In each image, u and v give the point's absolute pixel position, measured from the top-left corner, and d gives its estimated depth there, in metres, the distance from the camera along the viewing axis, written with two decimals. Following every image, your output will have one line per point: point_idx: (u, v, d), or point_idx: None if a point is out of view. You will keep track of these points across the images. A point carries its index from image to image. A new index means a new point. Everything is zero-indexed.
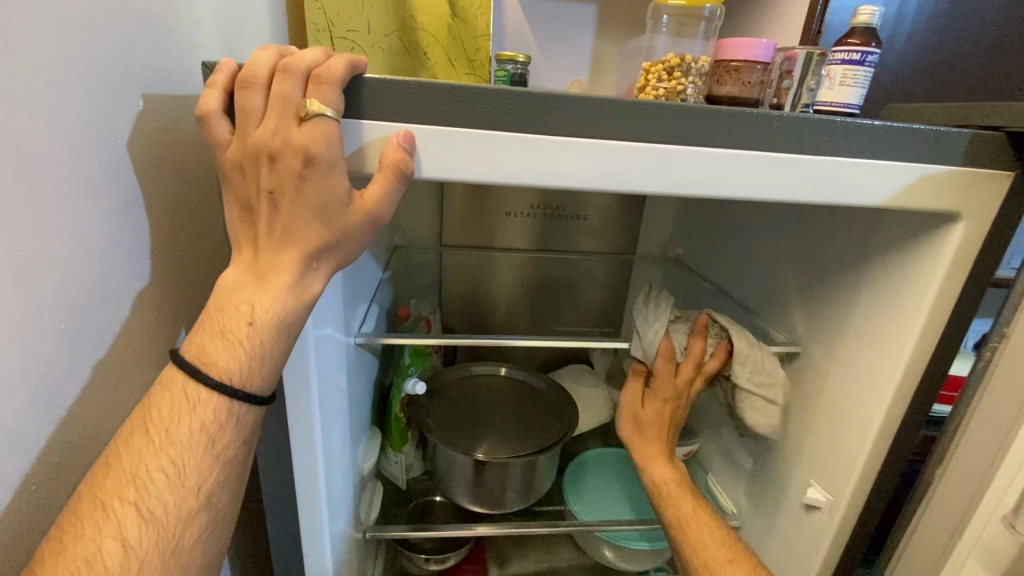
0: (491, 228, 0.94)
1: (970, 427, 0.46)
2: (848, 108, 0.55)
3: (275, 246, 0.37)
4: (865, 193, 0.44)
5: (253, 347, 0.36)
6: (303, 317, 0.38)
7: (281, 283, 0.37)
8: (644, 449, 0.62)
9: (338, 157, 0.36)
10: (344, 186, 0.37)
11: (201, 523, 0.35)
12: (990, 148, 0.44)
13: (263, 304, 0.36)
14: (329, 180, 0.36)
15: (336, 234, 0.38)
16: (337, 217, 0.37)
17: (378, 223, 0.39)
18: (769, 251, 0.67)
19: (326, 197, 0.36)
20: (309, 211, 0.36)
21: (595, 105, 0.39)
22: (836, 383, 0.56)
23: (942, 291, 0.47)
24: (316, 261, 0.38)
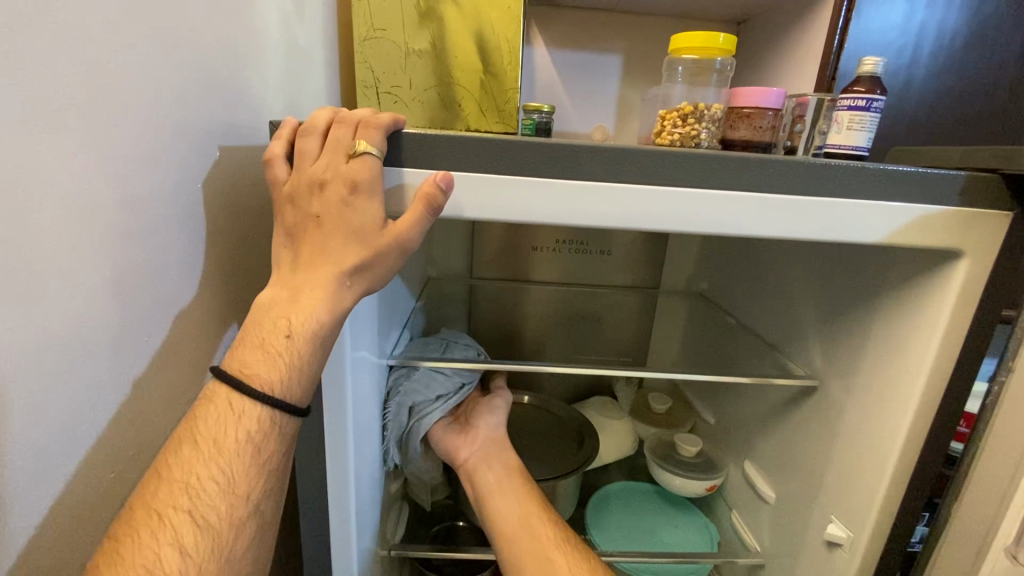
0: (520, 263, 0.99)
1: None
2: (857, 151, 0.58)
3: (314, 264, 0.41)
4: (867, 231, 0.46)
5: (295, 357, 0.40)
6: (336, 329, 0.42)
7: (317, 298, 0.40)
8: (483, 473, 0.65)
9: (375, 187, 0.41)
10: (378, 213, 0.42)
11: (249, 529, 0.39)
12: (987, 189, 0.46)
13: (298, 318, 0.40)
14: (363, 206, 0.41)
15: (370, 252, 0.42)
16: (371, 240, 0.41)
17: (408, 248, 0.43)
18: (787, 285, 0.69)
19: (364, 219, 0.41)
20: (346, 233, 0.41)
21: (605, 152, 0.44)
22: (853, 416, 0.57)
23: (951, 326, 0.48)
24: (351, 279, 0.42)
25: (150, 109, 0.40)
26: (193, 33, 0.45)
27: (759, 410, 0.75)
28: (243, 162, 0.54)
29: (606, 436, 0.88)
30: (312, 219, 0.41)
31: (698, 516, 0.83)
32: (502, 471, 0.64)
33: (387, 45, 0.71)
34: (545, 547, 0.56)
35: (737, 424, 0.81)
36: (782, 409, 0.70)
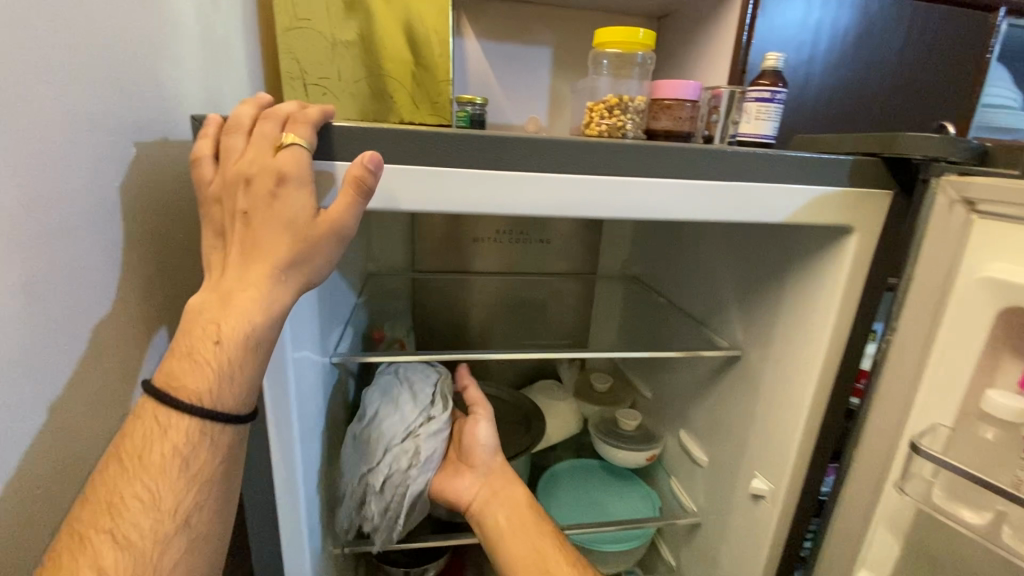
0: (461, 254, 1.00)
1: (870, 425, 0.51)
2: (765, 138, 0.63)
3: (246, 264, 0.40)
4: (775, 211, 0.51)
5: (223, 365, 0.39)
6: (270, 333, 0.41)
7: (247, 298, 0.39)
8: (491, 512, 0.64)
9: (303, 176, 0.40)
10: (309, 204, 0.41)
11: (181, 543, 0.38)
12: (871, 167, 0.51)
13: (229, 322, 0.39)
14: (291, 198, 0.40)
15: (304, 244, 0.41)
16: (304, 232, 0.41)
17: (344, 237, 0.42)
18: (710, 264, 0.74)
19: (295, 211, 0.40)
20: (279, 226, 0.40)
21: (537, 142, 0.46)
22: (770, 380, 0.63)
23: (846, 293, 0.54)
24: (285, 275, 0.41)
25: (54, 102, 0.37)
26: (98, 22, 0.42)
27: (691, 382, 0.81)
28: (162, 158, 0.51)
29: (553, 417, 0.91)
30: (241, 217, 0.40)
31: (640, 485, 0.88)
32: (506, 503, 0.64)
33: (313, 36, 0.69)
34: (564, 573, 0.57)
35: (672, 396, 0.87)
36: (710, 378, 0.76)
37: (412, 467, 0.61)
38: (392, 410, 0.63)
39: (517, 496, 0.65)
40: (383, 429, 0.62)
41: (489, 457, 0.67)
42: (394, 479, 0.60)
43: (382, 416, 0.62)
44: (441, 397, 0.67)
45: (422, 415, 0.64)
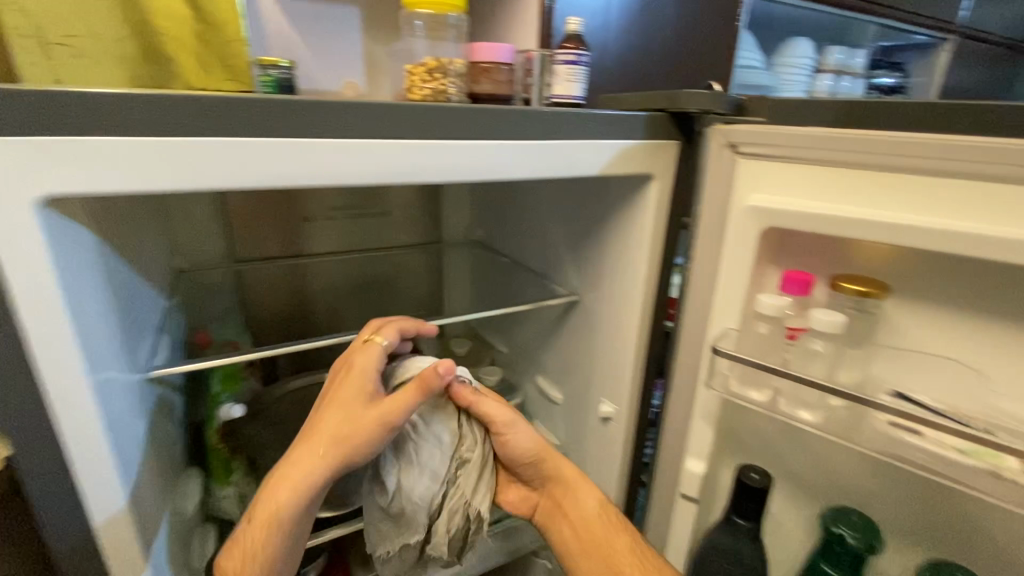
0: (290, 238, 0.91)
1: (682, 341, 0.60)
2: (575, 99, 0.68)
3: (303, 440, 0.50)
4: (590, 165, 0.56)
5: (265, 532, 0.48)
6: (300, 502, 0.48)
7: (289, 474, 0.48)
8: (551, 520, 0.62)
9: (376, 372, 0.53)
10: (366, 388, 0.51)
11: None
12: (660, 124, 0.58)
13: (270, 495, 0.48)
14: (365, 380, 0.52)
15: (349, 428, 0.49)
16: (354, 420, 0.49)
17: (386, 420, 0.49)
18: (543, 220, 0.80)
19: (351, 400, 0.51)
20: (335, 410, 0.50)
21: (356, 107, 0.44)
22: (604, 317, 0.71)
23: (653, 233, 0.62)
24: (327, 451, 0.48)
25: None
26: None
27: (540, 331, 0.87)
28: None
29: None
30: (326, 398, 0.52)
31: None
32: (563, 503, 0.62)
33: None
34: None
35: (526, 348, 0.93)
36: (555, 325, 0.83)
37: (466, 520, 0.54)
38: (415, 470, 0.52)
39: (573, 492, 0.62)
40: (422, 497, 0.52)
41: (530, 463, 0.61)
42: (456, 535, 0.54)
43: (411, 483, 0.52)
44: (467, 429, 0.55)
45: (453, 461, 0.54)
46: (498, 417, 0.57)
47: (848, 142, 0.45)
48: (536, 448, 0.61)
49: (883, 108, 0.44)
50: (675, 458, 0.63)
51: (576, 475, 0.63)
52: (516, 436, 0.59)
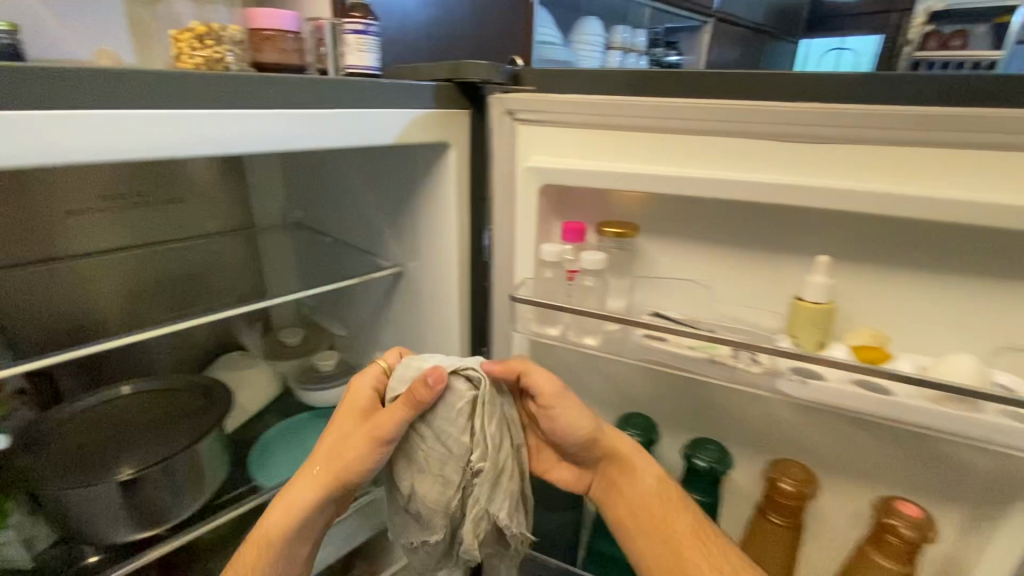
0: (57, 236, 0.78)
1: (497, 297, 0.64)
2: (370, 69, 0.68)
3: (305, 464, 0.55)
4: (383, 134, 0.57)
5: (263, 555, 0.54)
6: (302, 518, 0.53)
7: (291, 497, 0.54)
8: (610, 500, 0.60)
9: (370, 393, 0.55)
10: (361, 408, 0.54)
11: None
12: (449, 95, 0.62)
13: (271, 519, 0.54)
14: (360, 400, 0.54)
15: (341, 453, 0.52)
16: (351, 445, 0.52)
17: (379, 440, 0.51)
18: (358, 195, 0.80)
19: (346, 424, 0.54)
20: (334, 436, 0.54)
21: (97, 74, 0.38)
22: (428, 282, 0.74)
23: (459, 198, 0.66)
24: (319, 473, 0.53)
25: None
26: None
27: (372, 306, 0.88)
28: None
29: (244, 386, 0.89)
30: (327, 427, 0.56)
31: None
32: (620, 483, 0.59)
33: None
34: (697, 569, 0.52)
35: (362, 325, 0.93)
36: (386, 298, 0.84)
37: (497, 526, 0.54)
38: (424, 476, 0.53)
39: (631, 473, 0.58)
40: (437, 503, 0.53)
41: (582, 446, 0.58)
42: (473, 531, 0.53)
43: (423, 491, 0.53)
44: (480, 438, 0.52)
45: (464, 468, 0.52)
46: (543, 389, 0.54)
47: (595, 107, 0.53)
48: (588, 431, 0.57)
49: (622, 76, 0.51)
50: None
51: (643, 456, 0.58)
52: (561, 416, 0.56)
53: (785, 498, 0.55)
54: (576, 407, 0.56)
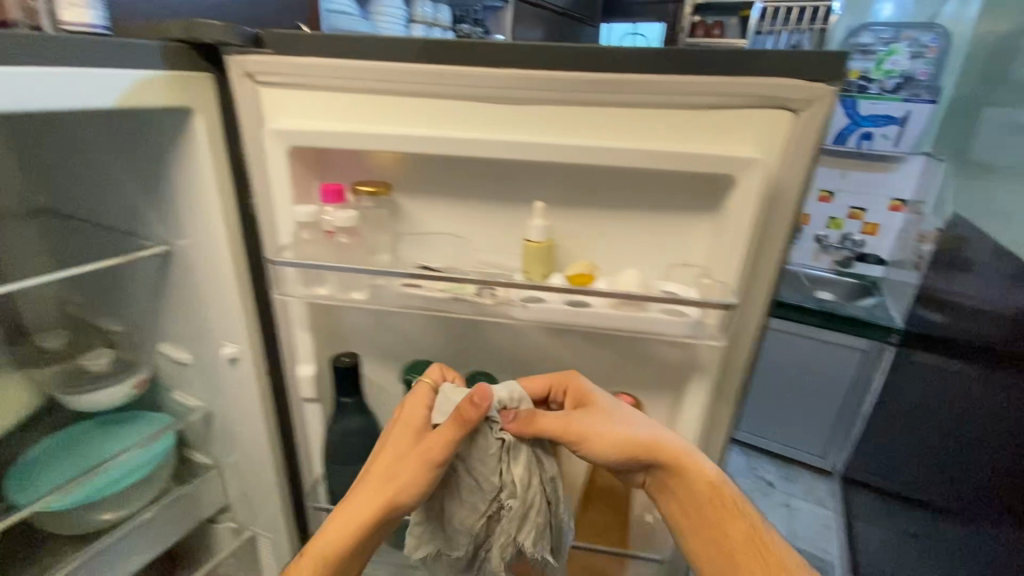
0: None
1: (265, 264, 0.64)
2: (92, 27, 0.62)
3: (354, 488, 0.58)
4: (103, 97, 0.53)
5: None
6: (343, 544, 0.55)
7: (335, 522, 0.56)
8: (685, 514, 0.59)
9: (420, 418, 0.59)
10: (412, 429, 0.59)
11: None
12: (180, 56, 0.58)
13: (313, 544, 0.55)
14: (416, 419, 0.59)
15: (388, 475, 0.56)
16: (399, 469, 0.56)
17: (423, 458, 0.55)
18: (106, 168, 0.72)
19: (396, 447, 0.58)
20: (386, 459, 0.57)
21: None
22: (199, 259, 0.71)
23: (216, 166, 0.64)
24: (364, 491, 0.57)
25: None
26: None
27: (148, 292, 0.82)
28: None
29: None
30: (381, 440, 0.60)
31: (141, 416, 0.87)
32: (670, 487, 0.59)
33: None
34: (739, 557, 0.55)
35: (139, 315, 0.86)
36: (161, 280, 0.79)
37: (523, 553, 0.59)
38: (462, 503, 0.59)
39: (682, 478, 0.58)
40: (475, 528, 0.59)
41: (626, 459, 0.58)
42: (502, 553, 0.59)
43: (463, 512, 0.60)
44: (510, 478, 0.58)
45: (493, 501, 0.58)
46: (556, 428, 0.58)
47: (320, 71, 0.55)
48: (627, 444, 0.58)
49: (352, 43, 0.53)
50: (290, 369, 0.70)
51: (684, 457, 0.58)
52: (601, 432, 0.58)
53: None
54: (613, 421, 0.59)
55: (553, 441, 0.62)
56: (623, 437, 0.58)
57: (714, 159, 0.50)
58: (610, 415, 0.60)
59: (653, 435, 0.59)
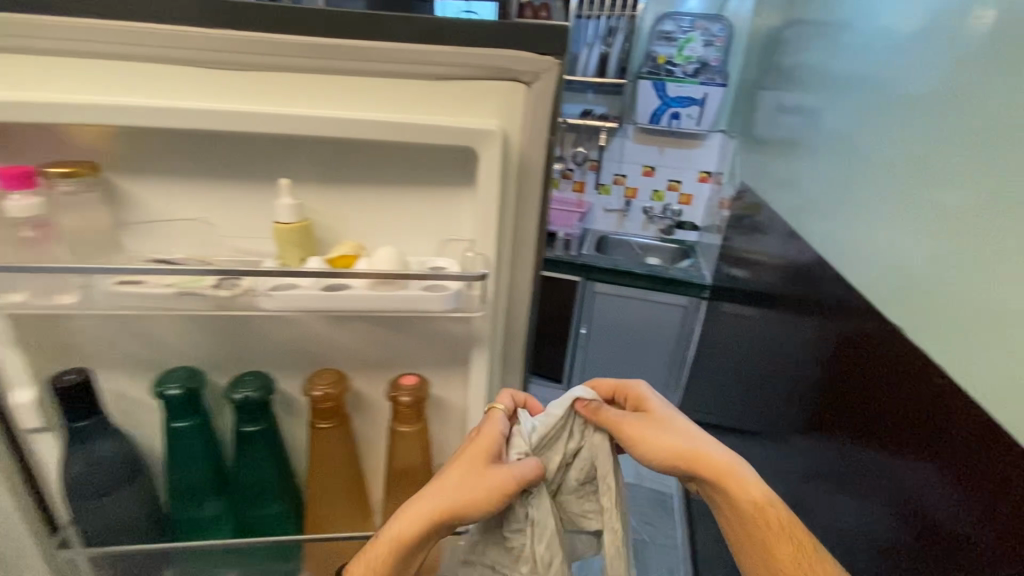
0: None
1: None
2: None
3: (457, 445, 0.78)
4: None
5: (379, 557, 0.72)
6: (415, 531, 0.72)
7: (434, 478, 0.74)
8: (729, 482, 0.83)
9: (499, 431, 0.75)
10: (487, 447, 0.74)
11: None
12: None
13: (388, 530, 0.72)
14: (488, 443, 0.74)
15: (473, 449, 0.73)
16: (472, 478, 0.71)
17: (492, 484, 0.71)
18: None
19: (472, 457, 0.73)
20: (468, 460, 0.73)
21: None
22: None
23: None
24: (440, 491, 0.72)
25: None
26: None
27: None
28: None
29: None
30: (460, 453, 0.75)
31: None
32: (718, 497, 0.85)
33: None
34: (774, 548, 0.82)
35: None
36: None
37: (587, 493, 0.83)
38: (536, 513, 0.79)
39: (726, 487, 0.83)
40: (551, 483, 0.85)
41: (665, 461, 0.83)
42: (579, 495, 0.85)
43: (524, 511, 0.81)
44: (582, 439, 0.84)
45: (566, 455, 0.82)
46: (647, 441, 0.82)
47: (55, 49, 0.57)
48: (670, 452, 0.83)
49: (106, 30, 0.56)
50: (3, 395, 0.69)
51: (728, 471, 0.83)
52: (650, 440, 0.83)
53: (321, 402, 0.66)
54: (659, 435, 0.84)
55: (608, 442, 0.83)
56: (669, 446, 0.84)
57: (461, 132, 0.56)
58: (662, 425, 0.85)
59: (704, 450, 0.84)
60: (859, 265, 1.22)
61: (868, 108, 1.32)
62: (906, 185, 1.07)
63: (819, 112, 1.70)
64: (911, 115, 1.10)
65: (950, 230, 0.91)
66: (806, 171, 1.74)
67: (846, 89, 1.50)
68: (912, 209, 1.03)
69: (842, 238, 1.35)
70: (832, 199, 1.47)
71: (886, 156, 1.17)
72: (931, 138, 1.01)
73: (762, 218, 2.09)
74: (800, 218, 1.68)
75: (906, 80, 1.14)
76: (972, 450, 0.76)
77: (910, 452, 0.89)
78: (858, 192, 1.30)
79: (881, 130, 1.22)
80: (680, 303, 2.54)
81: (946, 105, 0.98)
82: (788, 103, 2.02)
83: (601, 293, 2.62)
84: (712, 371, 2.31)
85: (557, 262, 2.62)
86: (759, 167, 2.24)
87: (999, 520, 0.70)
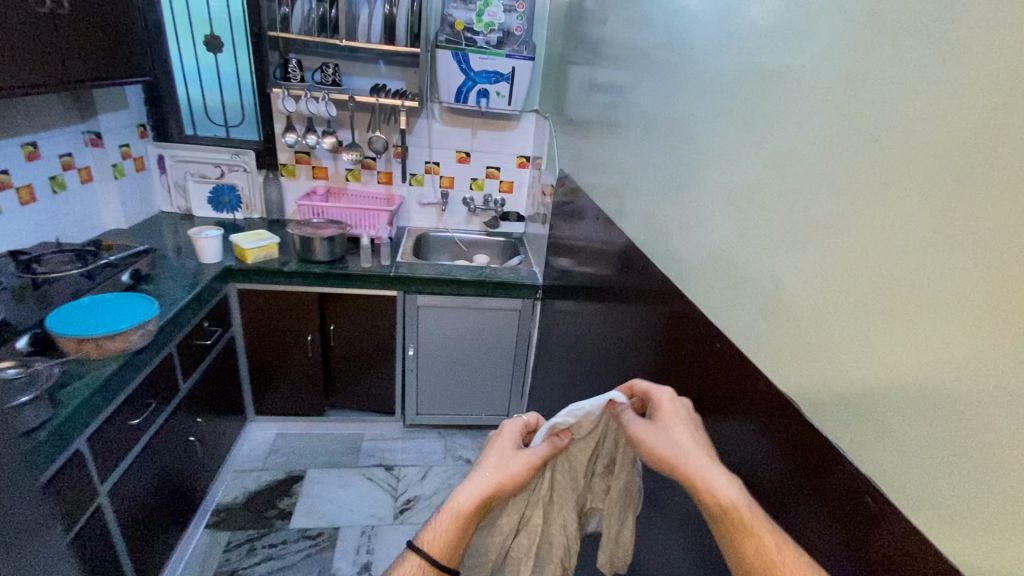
0: None
1: None
2: None
3: (502, 441, 0.90)
4: None
5: (437, 538, 0.82)
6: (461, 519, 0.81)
7: (483, 470, 0.85)
8: (698, 477, 0.65)
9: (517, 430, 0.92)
10: (514, 443, 0.89)
11: None
12: None
13: (445, 519, 0.82)
14: (511, 437, 0.91)
15: (497, 453, 0.87)
16: (501, 470, 0.84)
17: (513, 471, 0.84)
18: None
19: (497, 455, 0.87)
20: (496, 458, 0.86)
21: None
22: None
23: None
24: (477, 480, 0.84)
25: None
26: None
27: None
28: None
29: None
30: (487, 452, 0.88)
31: None
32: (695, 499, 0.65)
33: None
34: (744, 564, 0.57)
35: None
36: None
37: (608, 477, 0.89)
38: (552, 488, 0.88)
39: (705, 483, 0.64)
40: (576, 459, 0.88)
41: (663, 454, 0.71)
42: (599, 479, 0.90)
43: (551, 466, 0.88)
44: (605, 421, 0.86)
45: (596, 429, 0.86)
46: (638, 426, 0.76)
47: None
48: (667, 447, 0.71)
49: None
50: None
51: (695, 474, 0.65)
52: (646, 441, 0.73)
53: None
54: (657, 436, 0.73)
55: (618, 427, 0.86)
56: (673, 444, 0.71)
57: None
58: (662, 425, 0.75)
59: (679, 458, 0.68)
60: (698, 277, 0.90)
61: (681, 75, 1.05)
62: (780, 186, 0.66)
63: (628, 89, 1.48)
64: (787, 75, 0.66)
65: (854, 281, 0.53)
66: (621, 155, 1.51)
67: (653, 61, 1.27)
68: (723, 213, 0.81)
69: (665, 239, 1.09)
70: (652, 183, 1.21)
71: (742, 131, 0.77)
72: (830, 118, 0.58)
73: (584, 210, 1.86)
74: (622, 212, 1.46)
75: (705, 54, 0.93)
76: (776, 418, 0.66)
77: (722, 419, 0.79)
78: (696, 174, 0.93)
79: (733, 95, 0.80)
80: (513, 307, 2.25)
81: (860, 66, 0.54)
82: (598, 78, 1.79)
83: (424, 307, 2.20)
84: (553, 384, 2.06)
85: (365, 277, 2.09)
86: (575, 151, 2.01)
87: (792, 493, 0.62)
